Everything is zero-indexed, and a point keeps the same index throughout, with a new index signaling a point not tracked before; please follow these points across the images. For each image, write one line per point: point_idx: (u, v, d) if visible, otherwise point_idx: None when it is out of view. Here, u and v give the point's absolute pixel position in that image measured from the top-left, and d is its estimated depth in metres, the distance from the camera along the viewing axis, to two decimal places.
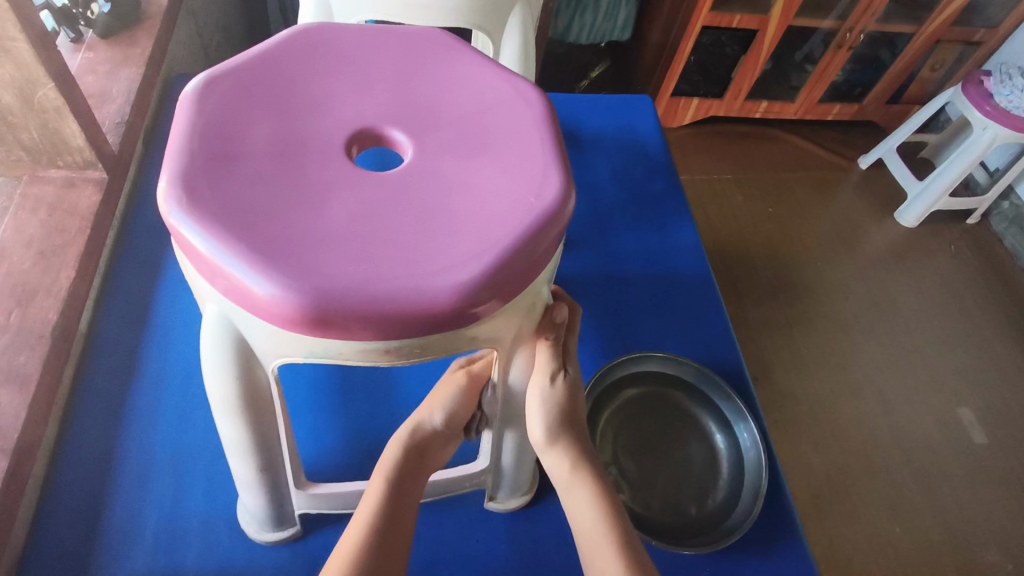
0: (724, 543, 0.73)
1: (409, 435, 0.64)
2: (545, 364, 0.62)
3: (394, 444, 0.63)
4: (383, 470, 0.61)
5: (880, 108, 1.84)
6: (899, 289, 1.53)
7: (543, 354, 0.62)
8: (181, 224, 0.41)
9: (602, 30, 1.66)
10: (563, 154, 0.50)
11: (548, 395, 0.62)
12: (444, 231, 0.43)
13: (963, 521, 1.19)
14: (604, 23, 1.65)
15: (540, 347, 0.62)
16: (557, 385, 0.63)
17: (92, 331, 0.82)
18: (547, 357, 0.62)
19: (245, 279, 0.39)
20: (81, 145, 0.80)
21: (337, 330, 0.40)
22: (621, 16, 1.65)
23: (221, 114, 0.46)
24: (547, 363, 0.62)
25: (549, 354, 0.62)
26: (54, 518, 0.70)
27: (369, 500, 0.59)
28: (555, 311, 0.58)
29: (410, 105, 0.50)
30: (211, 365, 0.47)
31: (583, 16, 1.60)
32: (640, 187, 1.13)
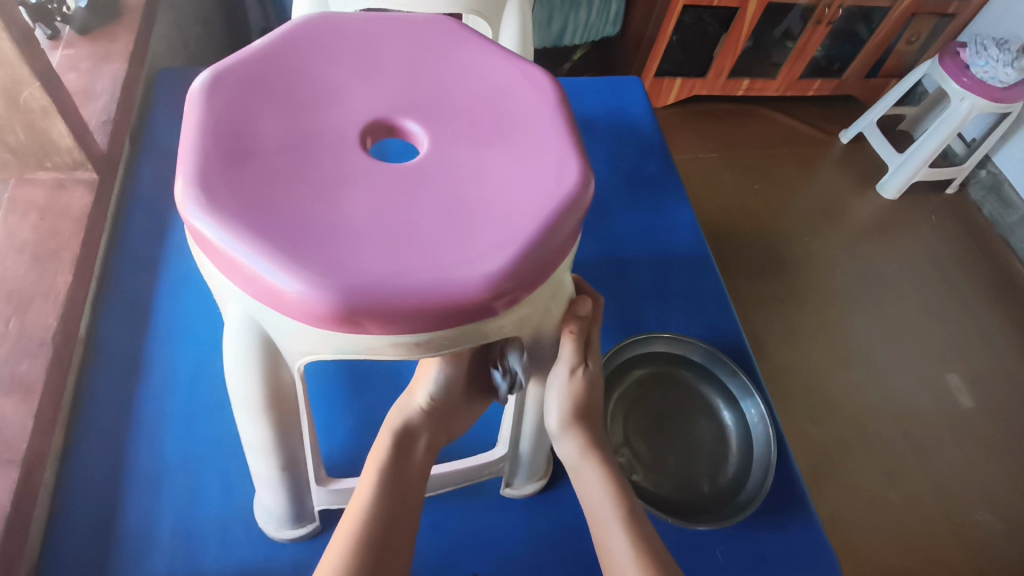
0: (738, 518, 0.74)
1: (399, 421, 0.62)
2: (569, 358, 0.59)
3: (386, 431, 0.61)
4: (374, 459, 0.59)
5: (860, 82, 1.86)
6: (884, 261, 1.55)
7: (569, 346, 0.58)
8: (201, 225, 0.40)
9: (596, 27, 1.57)
10: (577, 139, 0.50)
11: (567, 386, 0.61)
12: (467, 221, 0.43)
13: (954, 483, 1.22)
14: (597, 20, 1.56)
15: (564, 338, 0.58)
16: (576, 378, 0.62)
17: (92, 335, 0.80)
18: (572, 352, 0.59)
19: (271, 278, 0.39)
20: (70, 145, 0.78)
21: (368, 326, 0.40)
22: (613, 12, 1.57)
23: (231, 110, 0.45)
24: (572, 357, 0.60)
25: (573, 348, 0.59)
26: (67, 528, 0.69)
27: (366, 480, 0.58)
28: (579, 304, 0.57)
29: (421, 95, 0.50)
30: (237, 366, 0.46)
31: (576, 15, 1.52)
32: (635, 170, 1.13)
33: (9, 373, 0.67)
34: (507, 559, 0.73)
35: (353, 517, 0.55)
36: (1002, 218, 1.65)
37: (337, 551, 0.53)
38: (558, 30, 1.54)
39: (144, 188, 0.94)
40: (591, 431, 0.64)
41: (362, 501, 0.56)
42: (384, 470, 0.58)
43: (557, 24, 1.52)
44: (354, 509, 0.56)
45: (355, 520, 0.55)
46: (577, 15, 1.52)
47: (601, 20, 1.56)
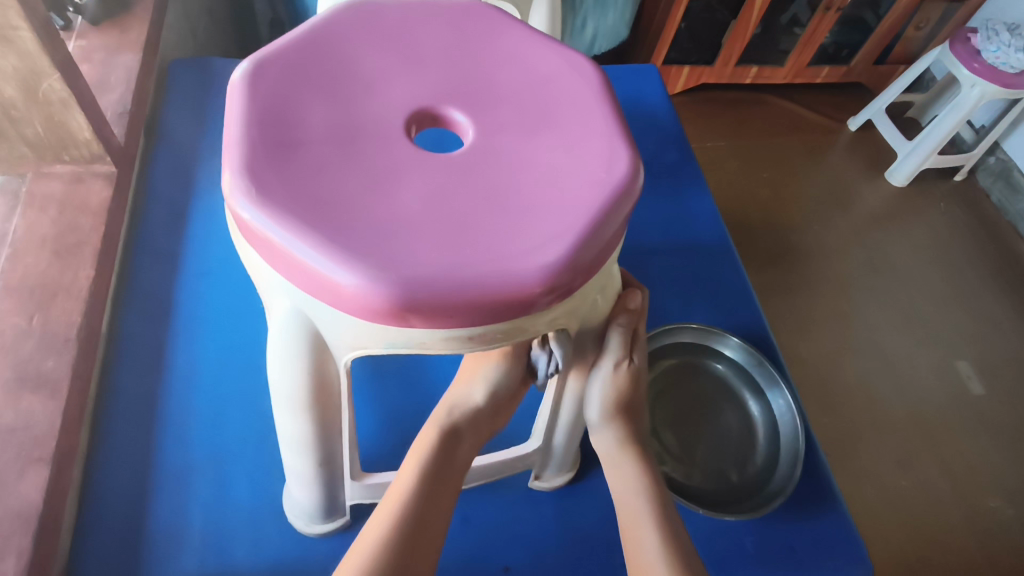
0: (768, 508, 0.74)
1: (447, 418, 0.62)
2: (615, 352, 0.60)
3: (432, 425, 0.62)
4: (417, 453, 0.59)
5: (868, 69, 1.84)
6: (896, 249, 1.55)
7: (616, 340, 0.60)
8: (252, 217, 0.39)
9: (623, 29, 1.45)
10: (624, 129, 0.49)
11: (612, 377, 0.61)
12: (522, 212, 0.42)
13: (966, 470, 1.22)
14: (625, 20, 1.43)
15: (613, 331, 0.60)
16: (620, 371, 0.61)
17: (114, 330, 0.79)
18: (619, 344, 0.60)
19: (326, 272, 0.38)
20: (88, 137, 0.77)
21: (422, 320, 0.39)
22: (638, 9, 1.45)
23: (275, 99, 0.44)
24: (618, 351, 0.60)
25: (620, 341, 0.60)
26: (96, 525, 0.68)
27: (405, 475, 0.57)
28: (631, 298, 0.61)
29: (465, 84, 0.49)
30: (284, 362, 0.45)
31: (608, 15, 1.38)
32: (652, 159, 1.11)
33: (35, 370, 0.67)
34: (536, 551, 0.73)
35: (387, 508, 0.55)
36: (1011, 205, 1.64)
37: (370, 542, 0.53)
38: (590, 36, 1.40)
39: (160, 181, 0.92)
40: (628, 424, 0.64)
41: (398, 497, 0.56)
42: (423, 468, 0.57)
43: (589, 30, 1.38)
44: (388, 504, 0.56)
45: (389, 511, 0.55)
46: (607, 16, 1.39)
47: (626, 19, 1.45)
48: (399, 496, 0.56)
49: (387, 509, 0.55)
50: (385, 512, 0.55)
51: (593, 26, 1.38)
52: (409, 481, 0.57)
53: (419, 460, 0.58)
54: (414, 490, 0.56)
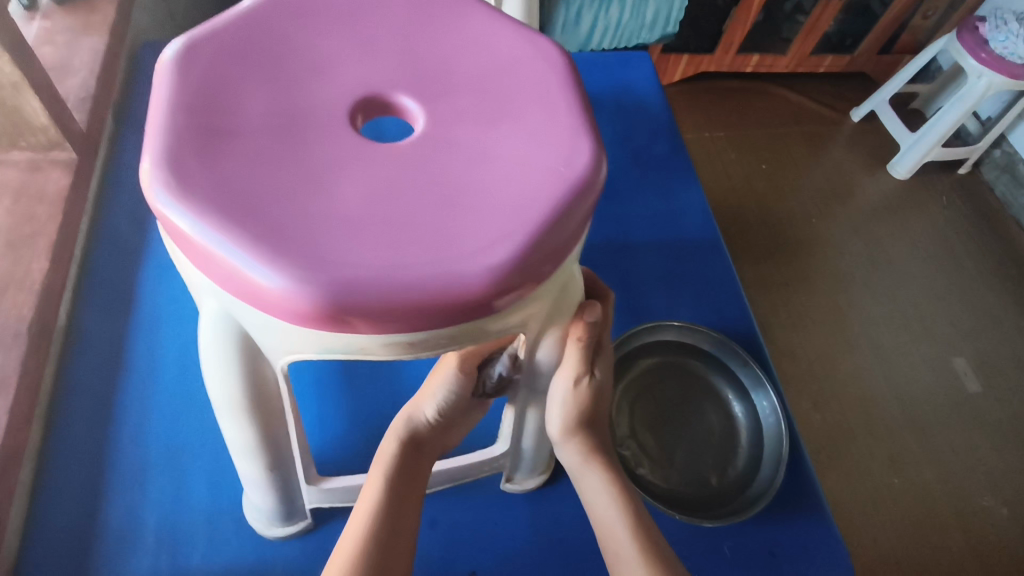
0: (748, 514, 0.71)
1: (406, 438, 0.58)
2: (573, 366, 0.54)
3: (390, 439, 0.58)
4: (380, 468, 0.56)
5: (872, 59, 1.79)
6: (894, 243, 1.51)
7: (573, 355, 0.53)
8: (171, 212, 0.36)
9: (629, 30, 1.35)
10: (589, 118, 0.45)
11: (570, 396, 0.57)
12: (471, 208, 0.38)
13: (960, 469, 1.19)
14: (631, 21, 1.33)
15: (569, 347, 0.53)
16: (580, 388, 0.57)
17: (73, 324, 0.77)
18: (575, 360, 0.54)
19: (249, 272, 0.35)
20: (45, 123, 0.74)
21: (357, 325, 0.36)
22: (651, 14, 1.33)
23: (208, 83, 0.41)
24: (575, 366, 0.54)
25: (578, 357, 0.53)
26: (47, 526, 0.66)
27: (371, 479, 0.56)
28: (587, 311, 0.52)
29: (419, 68, 0.45)
30: (217, 367, 0.43)
31: (608, 11, 1.29)
32: (641, 150, 1.08)
33: None
34: (506, 557, 0.70)
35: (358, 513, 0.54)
36: (1014, 199, 1.60)
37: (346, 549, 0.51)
38: (585, 32, 1.31)
39: (128, 168, 0.89)
40: (595, 437, 0.60)
41: (367, 504, 0.54)
42: (388, 474, 0.56)
43: (585, 24, 1.30)
44: (359, 512, 0.54)
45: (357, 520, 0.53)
46: (608, 11, 1.30)
47: (634, 22, 1.34)
48: (367, 502, 0.54)
49: (360, 513, 0.54)
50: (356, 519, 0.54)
51: (589, 20, 1.29)
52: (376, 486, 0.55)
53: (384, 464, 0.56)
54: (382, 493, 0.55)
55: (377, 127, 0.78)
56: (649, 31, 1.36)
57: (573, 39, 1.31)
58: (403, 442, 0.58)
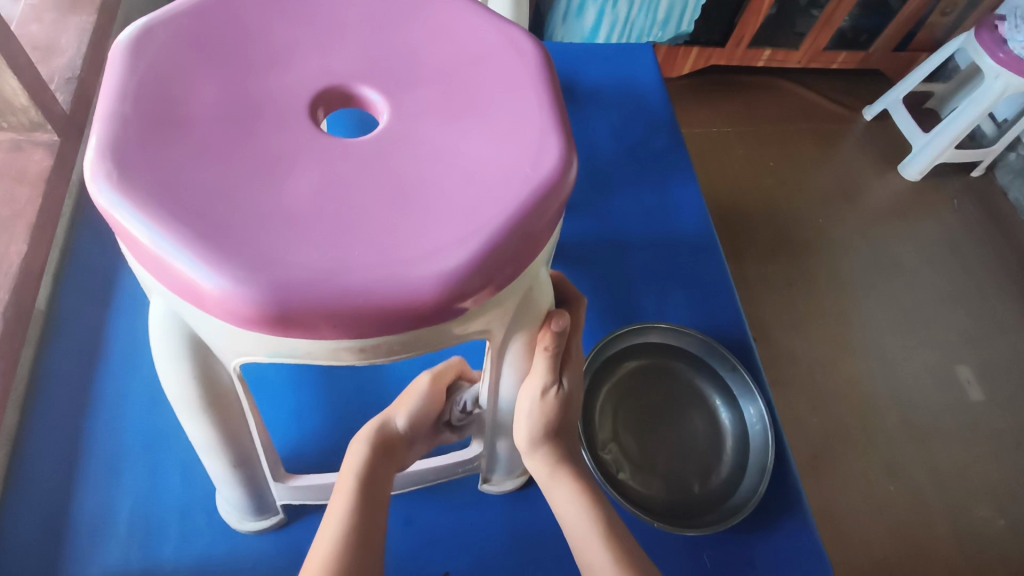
0: (729, 523, 0.70)
1: (378, 439, 0.58)
2: (541, 374, 0.53)
3: (360, 440, 0.58)
4: (352, 466, 0.56)
5: (887, 56, 1.75)
6: (901, 245, 1.47)
7: (542, 363, 0.52)
8: (112, 205, 0.34)
9: (639, 26, 1.31)
10: (561, 115, 0.43)
11: (537, 406, 0.55)
12: (427, 209, 0.37)
13: (959, 478, 1.17)
14: (641, 16, 1.29)
15: (537, 355, 0.51)
16: (548, 398, 0.55)
17: (53, 308, 0.76)
18: (544, 368, 0.52)
19: (189, 271, 0.33)
20: (25, 104, 0.74)
21: (302, 328, 0.34)
22: (663, 10, 1.29)
23: (163, 73, 0.39)
24: (545, 374, 0.53)
25: (546, 365, 0.52)
26: (19, 511, 0.65)
27: (344, 475, 0.55)
28: (554, 318, 0.49)
29: (384, 60, 0.43)
30: (168, 365, 0.41)
31: (616, 6, 1.25)
32: (640, 145, 1.05)
33: None
34: (481, 560, 0.68)
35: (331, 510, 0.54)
36: None
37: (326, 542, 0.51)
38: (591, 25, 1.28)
39: None
40: (562, 446, 0.59)
41: (342, 502, 0.53)
42: (362, 471, 0.55)
43: (589, 18, 1.26)
44: (333, 511, 0.53)
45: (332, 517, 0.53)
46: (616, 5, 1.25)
47: (646, 18, 1.30)
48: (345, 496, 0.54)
49: (336, 509, 0.53)
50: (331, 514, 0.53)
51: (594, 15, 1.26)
52: (349, 482, 0.55)
53: (356, 462, 0.56)
54: (357, 488, 0.54)
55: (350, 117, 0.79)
56: (659, 28, 1.33)
57: (577, 30, 1.29)
58: (375, 442, 0.58)
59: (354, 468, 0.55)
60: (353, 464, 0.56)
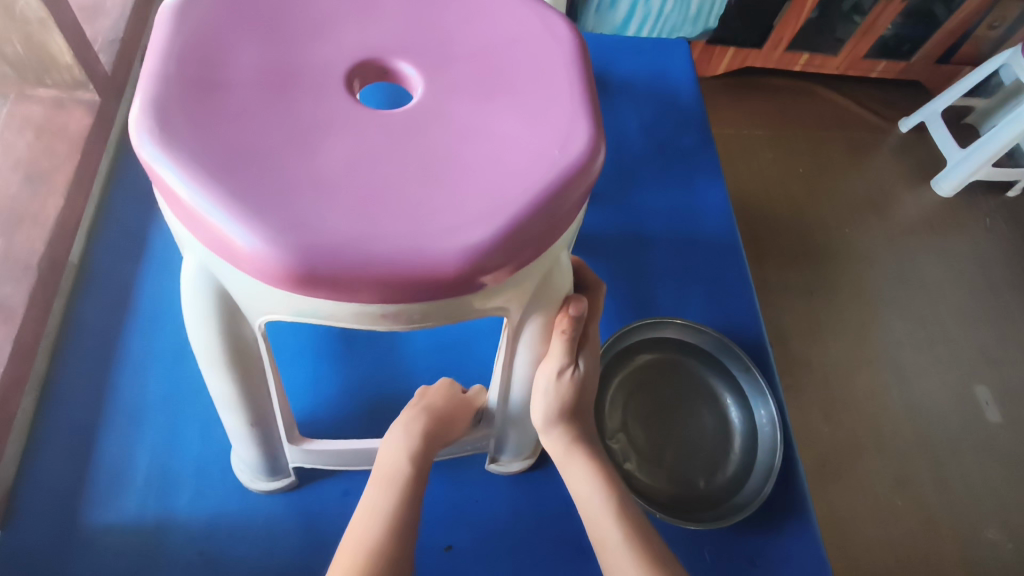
0: (731, 521, 0.70)
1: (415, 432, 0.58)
2: (557, 356, 0.53)
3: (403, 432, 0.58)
4: (394, 459, 0.56)
5: (928, 68, 1.71)
6: (928, 261, 1.45)
7: (559, 346, 0.52)
8: (154, 159, 0.36)
9: (671, 22, 1.31)
10: (593, 100, 0.44)
11: (552, 388, 0.56)
12: (455, 184, 0.38)
13: (969, 499, 1.16)
14: (674, 15, 1.29)
15: (554, 339, 0.52)
16: (563, 379, 0.56)
17: (85, 261, 0.79)
18: (560, 351, 0.53)
19: (224, 228, 0.35)
20: (69, 63, 0.77)
21: (328, 290, 0.35)
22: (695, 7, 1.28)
23: (207, 36, 0.41)
24: (562, 356, 0.54)
25: (564, 347, 0.53)
26: (43, 455, 0.68)
27: (390, 459, 0.56)
28: (573, 303, 0.50)
29: (421, 36, 0.44)
30: (196, 319, 0.43)
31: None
32: (668, 141, 1.05)
33: None
34: (485, 537, 0.69)
35: (378, 483, 0.55)
36: None
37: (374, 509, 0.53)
38: (623, 17, 1.28)
39: None
40: (578, 426, 0.60)
41: (393, 480, 0.55)
42: (414, 457, 0.57)
43: (621, 9, 1.26)
44: (382, 484, 0.55)
45: (384, 488, 0.54)
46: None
47: (678, 12, 1.29)
48: (399, 474, 0.55)
49: (382, 484, 0.55)
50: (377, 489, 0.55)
51: (626, 7, 1.25)
52: (402, 464, 0.56)
53: (406, 447, 0.57)
54: (412, 471, 0.56)
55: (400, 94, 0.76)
56: (691, 27, 1.33)
57: (610, 24, 1.29)
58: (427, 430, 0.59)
59: (406, 454, 0.56)
60: (401, 450, 0.57)
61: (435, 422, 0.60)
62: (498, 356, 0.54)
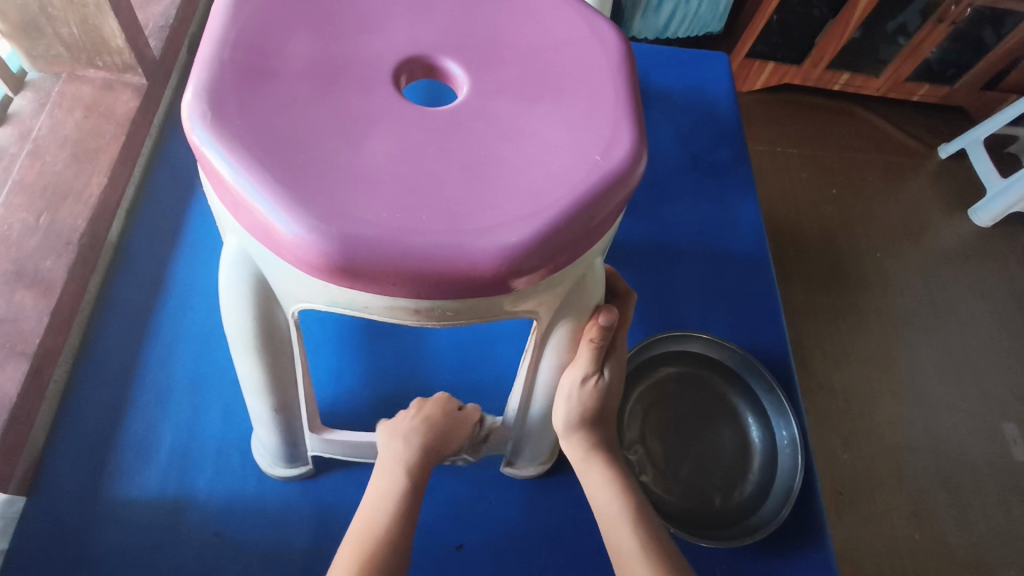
0: (746, 541, 0.69)
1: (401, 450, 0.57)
2: (583, 364, 0.53)
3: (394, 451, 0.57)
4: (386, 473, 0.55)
5: (972, 95, 1.68)
6: (962, 294, 1.41)
7: (585, 354, 0.52)
8: (203, 143, 0.36)
9: (702, 21, 1.31)
10: (637, 108, 0.44)
11: (576, 395, 0.56)
12: (495, 184, 0.38)
13: (989, 539, 1.13)
14: (707, 12, 1.29)
15: (580, 347, 0.52)
16: (586, 387, 0.56)
17: (123, 240, 0.81)
18: (586, 360, 0.53)
19: (267, 214, 0.35)
20: (121, 46, 0.79)
21: (364, 282, 0.36)
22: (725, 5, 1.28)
23: (261, 25, 0.41)
24: (586, 365, 0.53)
25: (590, 356, 0.52)
26: (72, 426, 0.69)
27: (383, 472, 0.56)
28: (603, 312, 0.50)
29: (469, 35, 0.44)
30: (232, 304, 0.44)
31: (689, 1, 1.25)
32: (702, 155, 1.04)
33: (33, 267, 0.70)
34: (495, 540, 0.69)
35: (374, 489, 0.55)
36: None
37: (374, 511, 0.52)
38: (664, 20, 1.28)
39: None
40: (599, 432, 0.59)
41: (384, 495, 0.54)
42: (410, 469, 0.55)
43: (666, 12, 1.26)
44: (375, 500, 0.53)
45: (377, 497, 0.54)
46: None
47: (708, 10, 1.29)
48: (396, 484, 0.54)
49: (382, 488, 0.54)
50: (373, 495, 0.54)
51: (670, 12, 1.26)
52: (400, 475, 0.55)
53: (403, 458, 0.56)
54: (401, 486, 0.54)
55: (443, 95, 0.73)
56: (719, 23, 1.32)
57: (648, 28, 1.29)
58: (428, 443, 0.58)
59: (403, 466, 0.55)
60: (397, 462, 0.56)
61: (435, 434, 0.59)
62: (523, 360, 0.54)
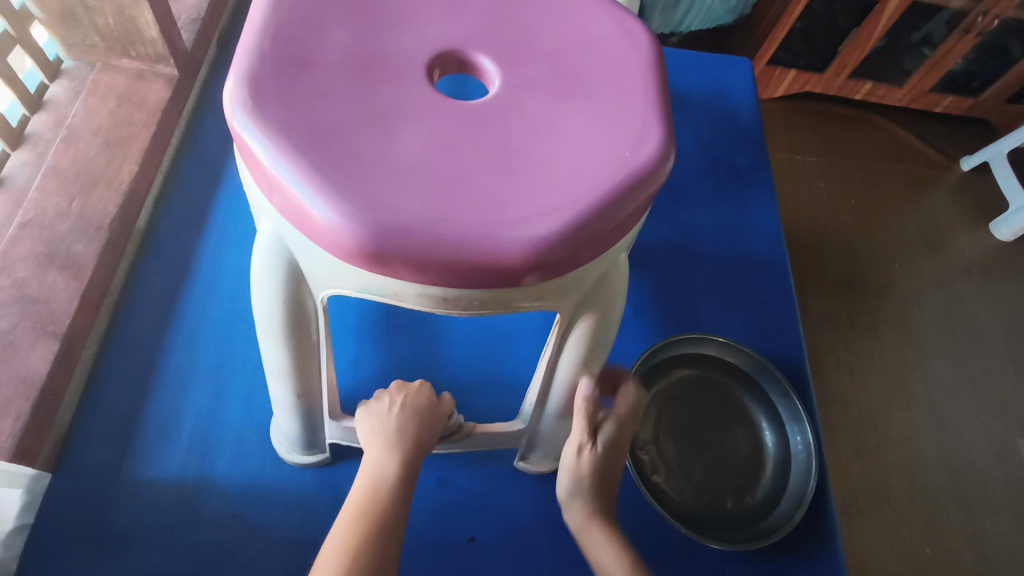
0: (759, 545, 0.69)
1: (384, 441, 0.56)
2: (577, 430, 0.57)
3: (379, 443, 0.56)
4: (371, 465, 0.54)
5: (997, 107, 1.66)
6: (980, 307, 1.40)
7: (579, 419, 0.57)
8: (244, 129, 0.38)
9: (715, 15, 1.33)
10: (665, 107, 0.44)
11: (574, 463, 0.57)
12: (524, 177, 0.39)
13: (1002, 556, 1.11)
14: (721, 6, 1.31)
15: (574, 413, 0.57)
16: (584, 458, 0.57)
17: (151, 227, 0.82)
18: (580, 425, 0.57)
19: (304, 200, 0.36)
20: (154, 37, 0.81)
21: (395, 270, 0.37)
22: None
23: (300, 17, 0.42)
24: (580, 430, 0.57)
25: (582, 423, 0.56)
26: (97, 406, 0.71)
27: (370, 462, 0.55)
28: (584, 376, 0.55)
29: (501, 32, 0.45)
30: (263, 288, 0.45)
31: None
32: (723, 159, 1.04)
33: (65, 251, 0.71)
34: (506, 533, 0.70)
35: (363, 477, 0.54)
36: None
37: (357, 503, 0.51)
38: (680, 14, 1.29)
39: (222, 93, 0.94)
40: (602, 501, 0.57)
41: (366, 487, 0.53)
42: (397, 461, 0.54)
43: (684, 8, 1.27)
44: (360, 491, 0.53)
45: (370, 480, 0.53)
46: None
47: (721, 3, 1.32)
48: (387, 469, 0.54)
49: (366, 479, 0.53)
50: (366, 480, 0.53)
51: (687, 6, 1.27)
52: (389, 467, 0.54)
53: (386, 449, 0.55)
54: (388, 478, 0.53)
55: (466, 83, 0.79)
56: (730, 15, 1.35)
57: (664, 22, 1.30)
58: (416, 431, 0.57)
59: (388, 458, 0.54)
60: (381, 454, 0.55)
61: (420, 424, 0.58)
62: (542, 356, 0.55)
